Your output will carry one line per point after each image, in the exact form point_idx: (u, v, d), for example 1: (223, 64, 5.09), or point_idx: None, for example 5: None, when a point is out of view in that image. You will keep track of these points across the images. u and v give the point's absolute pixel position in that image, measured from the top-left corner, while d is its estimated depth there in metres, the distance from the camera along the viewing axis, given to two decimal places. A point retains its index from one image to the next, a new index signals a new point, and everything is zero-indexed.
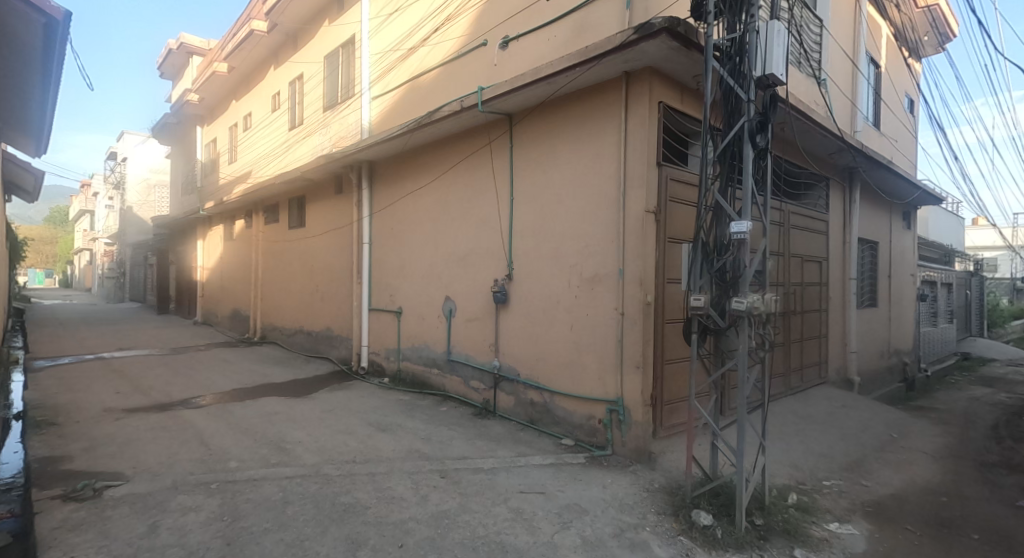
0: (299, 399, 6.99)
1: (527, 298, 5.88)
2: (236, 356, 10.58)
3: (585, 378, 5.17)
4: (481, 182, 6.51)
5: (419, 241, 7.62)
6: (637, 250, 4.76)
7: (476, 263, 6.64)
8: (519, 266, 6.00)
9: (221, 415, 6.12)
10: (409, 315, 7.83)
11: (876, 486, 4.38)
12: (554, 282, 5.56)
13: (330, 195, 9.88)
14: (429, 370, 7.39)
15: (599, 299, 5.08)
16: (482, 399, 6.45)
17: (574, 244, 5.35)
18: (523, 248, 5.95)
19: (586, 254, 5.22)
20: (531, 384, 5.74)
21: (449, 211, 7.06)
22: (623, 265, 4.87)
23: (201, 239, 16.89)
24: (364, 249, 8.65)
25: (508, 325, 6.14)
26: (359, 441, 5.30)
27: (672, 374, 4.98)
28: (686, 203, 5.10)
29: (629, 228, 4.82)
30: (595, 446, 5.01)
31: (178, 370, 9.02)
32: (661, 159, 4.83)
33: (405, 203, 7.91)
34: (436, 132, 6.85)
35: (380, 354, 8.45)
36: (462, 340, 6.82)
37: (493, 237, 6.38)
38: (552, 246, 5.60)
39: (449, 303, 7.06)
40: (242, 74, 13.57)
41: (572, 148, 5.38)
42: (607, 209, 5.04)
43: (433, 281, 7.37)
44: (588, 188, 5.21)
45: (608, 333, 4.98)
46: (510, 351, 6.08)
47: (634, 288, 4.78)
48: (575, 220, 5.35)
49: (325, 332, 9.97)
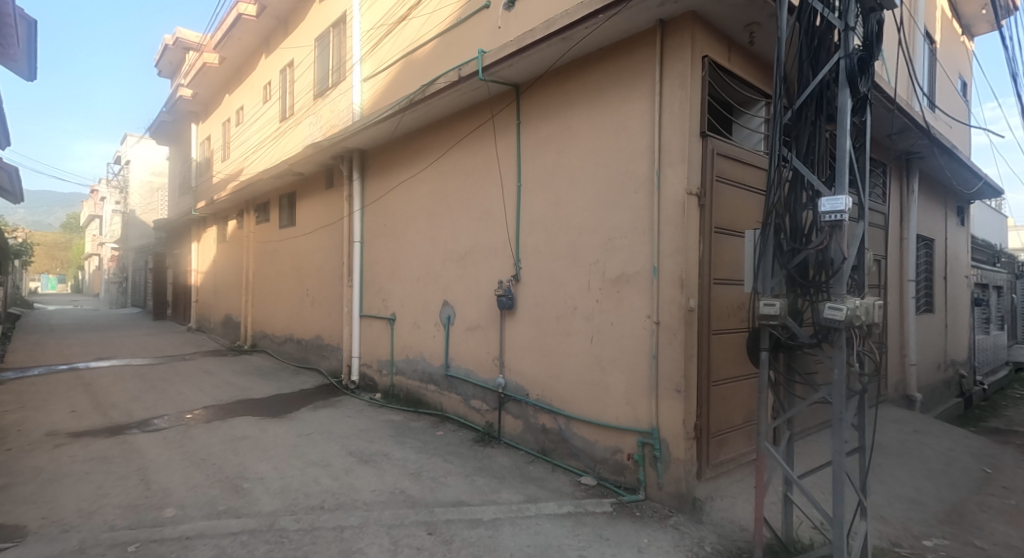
0: (275, 421, 6.07)
1: (537, 303, 4.93)
2: (220, 367, 9.70)
3: (609, 402, 4.19)
4: (484, 167, 5.60)
5: (414, 238, 6.71)
6: (676, 240, 3.78)
7: (477, 261, 5.71)
8: (528, 264, 5.06)
9: (178, 442, 5.20)
10: (403, 322, 6.90)
11: (995, 550, 3.34)
12: (571, 284, 4.60)
13: (321, 190, 9.02)
14: (425, 386, 6.45)
15: (628, 304, 4.11)
16: (485, 422, 5.49)
17: (595, 236, 4.38)
18: (533, 243, 5.01)
19: (610, 247, 4.26)
20: (543, 407, 4.78)
21: (448, 203, 6.14)
22: (658, 262, 3.89)
23: (196, 241, 16.15)
24: (356, 247, 7.76)
25: (515, 335, 5.18)
26: (334, 477, 4.36)
27: (721, 399, 3.96)
28: (736, 185, 4.09)
29: (665, 215, 3.85)
30: (623, 489, 4.03)
31: (151, 383, 8.17)
32: (705, 129, 3.84)
33: (398, 195, 7.00)
34: (432, 111, 5.95)
35: (372, 367, 7.53)
36: (463, 353, 5.87)
37: (497, 232, 5.44)
38: (567, 240, 4.64)
39: (447, 309, 6.13)
40: (234, 65, 12.86)
41: (593, 120, 4.43)
42: (637, 193, 4.07)
43: (429, 284, 6.44)
44: (612, 168, 4.26)
45: (640, 345, 4.00)
46: (517, 366, 5.13)
47: (673, 291, 3.80)
48: (597, 209, 4.38)
49: (315, 340, 9.09)
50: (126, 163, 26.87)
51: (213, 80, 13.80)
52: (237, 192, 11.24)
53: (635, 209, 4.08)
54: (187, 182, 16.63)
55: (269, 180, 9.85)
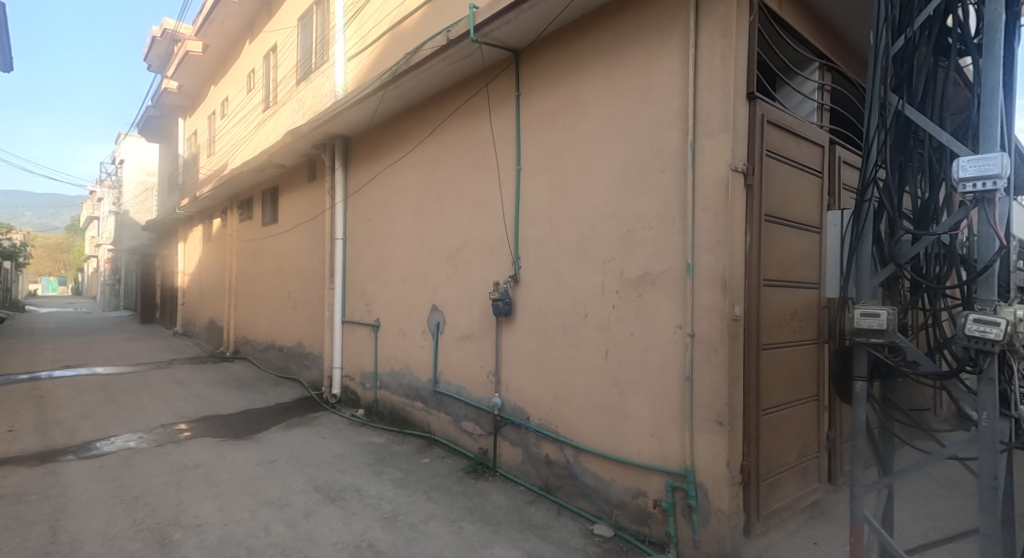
0: (238, 443, 5.27)
1: (539, 308, 4.12)
2: (194, 376, 8.93)
3: (631, 433, 3.38)
4: (479, 149, 4.80)
5: (400, 233, 5.91)
6: (718, 231, 2.97)
7: (469, 260, 4.90)
8: (529, 262, 4.26)
9: (115, 473, 4.40)
10: (388, 329, 6.10)
11: None
12: (582, 286, 3.79)
13: (304, 183, 8.24)
14: (411, 404, 5.64)
15: (654, 310, 3.29)
16: (478, 449, 4.68)
17: (612, 229, 3.58)
18: (535, 237, 4.20)
19: (632, 241, 3.45)
20: (546, 435, 3.97)
21: (437, 192, 5.35)
22: (693, 258, 3.08)
23: (182, 241, 15.42)
24: (338, 245, 6.95)
25: (513, 346, 4.37)
26: (291, 523, 3.56)
27: (773, 432, 3.12)
28: (788, 163, 3.26)
29: (702, 198, 3.04)
30: (648, 543, 3.22)
31: (113, 395, 7.38)
32: (754, 89, 3.02)
33: (383, 185, 6.20)
34: (419, 86, 5.16)
35: (354, 380, 6.73)
36: (453, 366, 5.05)
37: (493, 226, 4.64)
38: (576, 232, 3.85)
39: (436, 315, 5.33)
40: (219, 54, 12.10)
41: (609, 85, 3.63)
42: (664, 172, 3.26)
43: (416, 286, 5.63)
44: (633, 143, 3.46)
45: (670, 363, 3.18)
46: (516, 384, 4.32)
47: (714, 294, 2.97)
48: (613, 194, 3.58)
49: (296, 348, 8.30)
50: (120, 162, 26.24)
51: (199, 70, 13.08)
52: (218, 187, 10.47)
53: (663, 192, 3.27)
54: (174, 179, 15.92)
55: (249, 174, 9.08)
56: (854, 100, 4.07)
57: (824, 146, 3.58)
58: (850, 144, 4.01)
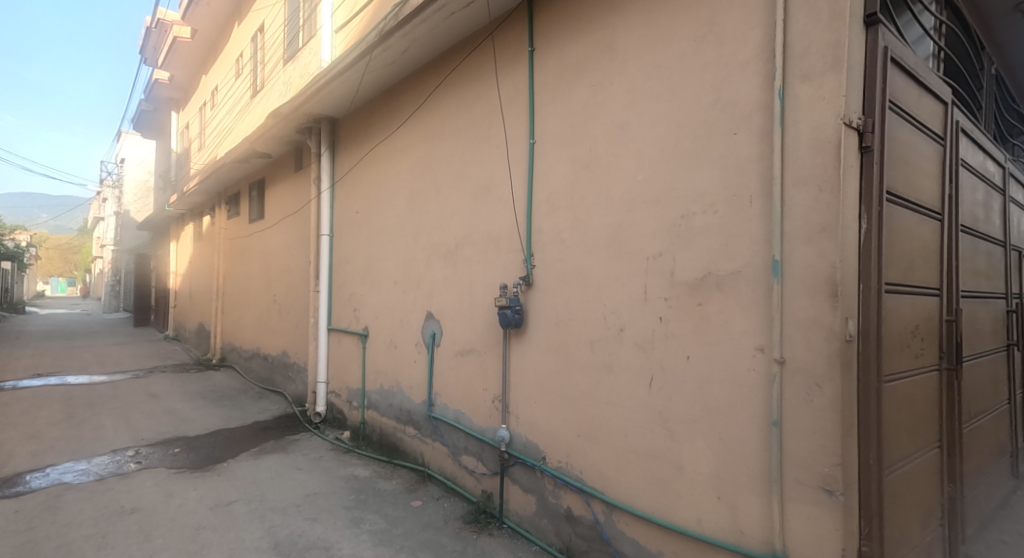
0: (194, 477, 4.42)
1: (559, 319, 3.25)
2: (171, 387, 8.12)
3: (689, 492, 2.49)
4: (486, 122, 3.94)
5: (392, 227, 5.05)
6: (822, 212, 2.05)
7: (471, 257, 4.02)
8: (545, 260, 3.38)
9: (30, 520, 3.56)
10: (378, 340, 5.23)
11: None
12: (617, 291, 2.91)
13: (291, 173, 7.41)
14: (402, 429, 4.78)
15: (721, 324, 2.40)
16: (481, 491, 3.80)
17: (660, 216, 2.70)
18: (555, 229, 3.33)
19: (689, 228, 2.56)
20: (569, 483, 3.09)
21: (434, 177, 4.48)
22: (783, 252, 2.17)
23: (175, 241, 14.68)
24: (324, 241, 6.11)
25: (525, 365, 3.49)
26: None
27: (898, 499, 2.20)
28: (911, 121, 2.35)
29: (796, 168, 2.14)
30: None
31: (72, 411, 6.57)
32: (874, 10, 2.11)
33: (373, 172, 5.35)
34: (413, 49, 4.31)
35: (340, 397, 5.88)
36: (451, 387, 4.17)
37: (500, 216, 3.76)
38: (609, 222, 2.98)
39: (431, 325, 4.46)
40: (209, 39, 11.35)
41: (655, 25, 2.75)
42: (736, 135, 2.37)
43: (409, 289, 4.77)
44: (691, 98, 2.57)
45: (745, 399, 2.28)
46: (528, 414, 3.45)
47: (818, 304, 2.06)
48: (662, 168, 2.70)
49: (281, 358, 7.46)
50: (121, 162, 25.73)
51: (188, 58, 12.34)
52: (204, 180, 9.67)
53: (734, 163, 2.38)
54: (166, 175, 15.16)
55: (233, 165, 8.28)
56: (968, 51, 3.13)
57: (946, 103, 2.66)
58: (964, 108, 3.08)
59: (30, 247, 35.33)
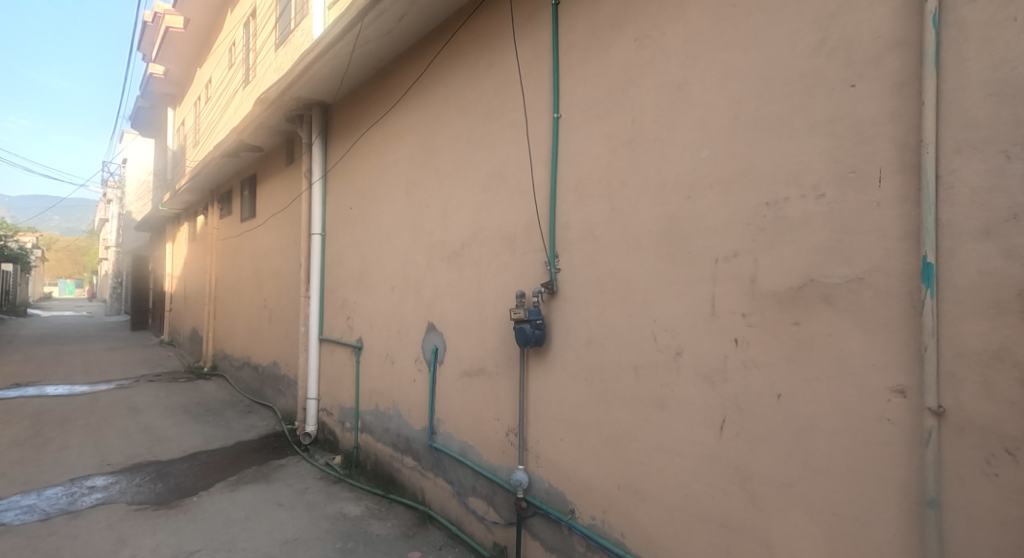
0: (155, 517, 3.78)
1: (592, 339, 2.59)
2: (155, 399, 7.51)
3: None
4: (499, 96, 3.28)
5: (388, 224, 4.40)
6: (1013, 192, 1.37)
7: (480, 259, 3.35)
8: (572, 263, 2.72)
9: None
10: (373, 353, 4.58)
11: None
12: (671, 302, 2.24)
13: (282, 167, 6.78)
14: (400, 458, 4.13)
15: (832, 353, 1.71)
16: (493, 544, 3.14)
17: (733, 205, 2.03)
18: (586, 224, 2.66)
19: (780, 220, 1.88)
20: (607, 548, 2.43)
21: (436, 165, 3.83)
22: (941, 254, 1.49)
23: (172, 242, 14.07)
24: (315, 241, 5.47)
25: (548, 392, 2.83)
26: None
27: None
28: None
29: (961, 130, 1.47)
30: None
31: (39, 429, 5.97)
32: None
33: (368, 162, 4.70)
34: (411, 13, 3.67)
35: (332, 416, 5.24)
36: (456, 413, 3.51)
37: (516, 209, 3.10)
38: (661, 214, 2.30)
39: (433, 338, 3.80)
40: (203, 29, 10.79)
41: None
42: (855, 88, 1.69)
43: (407, 296, 4.12)
44: (781, 43, 1.90)
45: (874, 461, 1.60)
46: (552, 453, 2.78)
47: (1005, 328, 1.38)
48: (737, 139, 2.03)
49: (272, 369, 6.84)
50: (124, 163, 25.39)
51: (183, 50, 11.80)
52: (194, 178, 9.08)
53: (852, 126, 1.70)
54: (162, 174, 14.59)
55: (222, 159, 7.67)
56: None
57: None
58: None
59: (35, 249, 35.12)
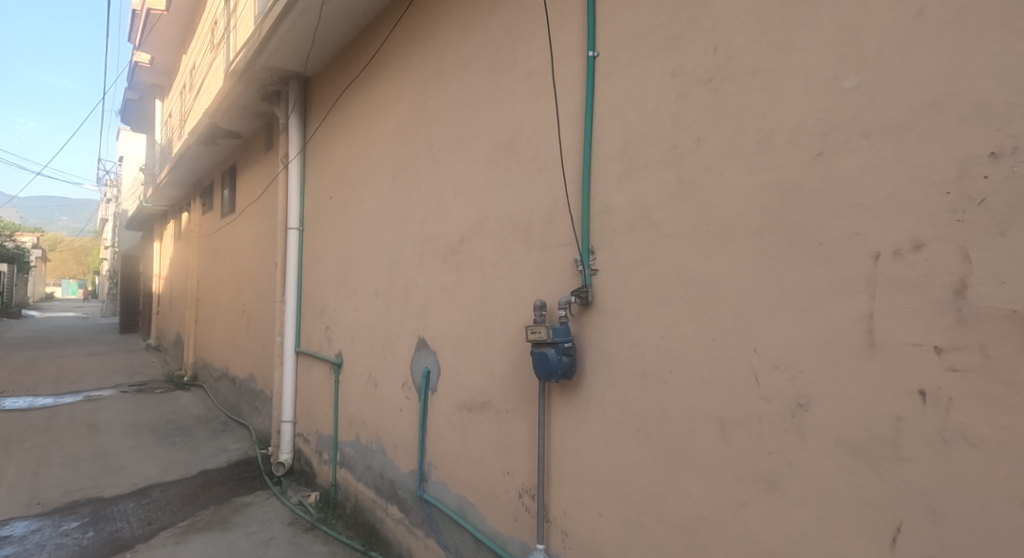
0: None
1: (649, 374, 1.76)
2: (120, 415, 6.71)
3: None
4: (511, 39, 2.45)
5: (372, 214, 3.58)
6: None
7: (484, 258, 2.53)
8: (616, 261, 1.89)
9: None
10: (353, 371, 3.77)
11: None
12: (788, 323, 1.41)
13: (262, 154, 5.99)
14: (383, 505, 3.30)
15: None
16: None
17: (913, 161, 1.20)
18: (638, 204, 1.83)
19: (1018, 184, 1.06)
20: None
21: (430, 138, 3.00)
22: None
23: (160, 241, 13.32)
24: (291, 237, 4.66)
25: (579, 445, 2.00)
26: None
27: None
28: None
29: None
30: None
31: None
32: None
33: (349, 139, 3.90)
34: None
35: (309, 443, 4.41)
36: (452, 457, 2.69)
37: (533, 188, 2.27)
38: (767, 185, 1.47)
39: (424, 359, 2.97)
40: (188, 11, 10.00)
41: None
42: None
43: (393, 304, 3.30)
44: None
45: None
46: (586, 532, 1.95)
47: None
48: (920, 51, 1.20)
49: (248, 383, 6.03)
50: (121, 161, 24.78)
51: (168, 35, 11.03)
52: (173, 169, 8.30)
53: None
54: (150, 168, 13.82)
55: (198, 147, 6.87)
56: None
57: None
58: None
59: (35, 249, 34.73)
